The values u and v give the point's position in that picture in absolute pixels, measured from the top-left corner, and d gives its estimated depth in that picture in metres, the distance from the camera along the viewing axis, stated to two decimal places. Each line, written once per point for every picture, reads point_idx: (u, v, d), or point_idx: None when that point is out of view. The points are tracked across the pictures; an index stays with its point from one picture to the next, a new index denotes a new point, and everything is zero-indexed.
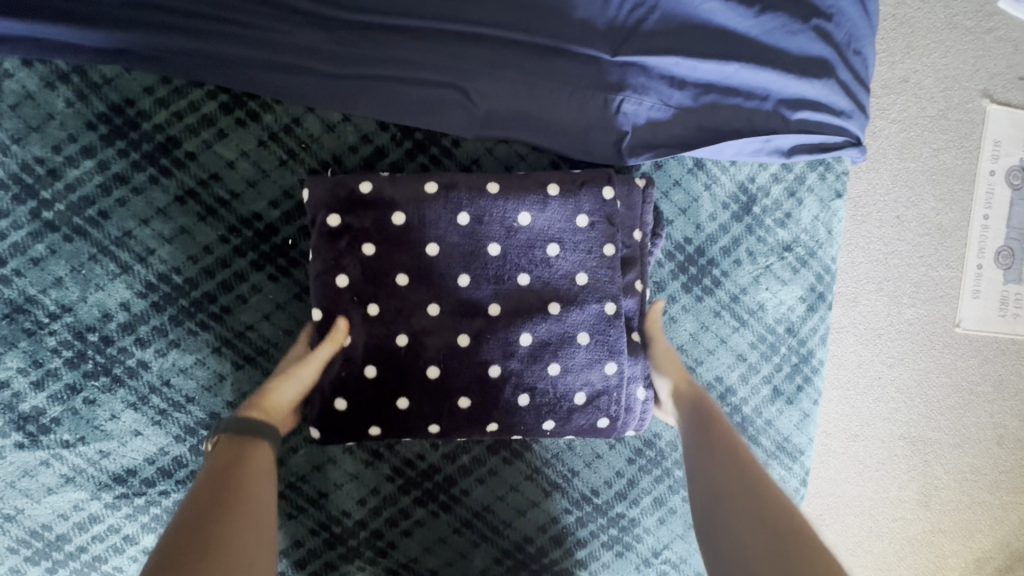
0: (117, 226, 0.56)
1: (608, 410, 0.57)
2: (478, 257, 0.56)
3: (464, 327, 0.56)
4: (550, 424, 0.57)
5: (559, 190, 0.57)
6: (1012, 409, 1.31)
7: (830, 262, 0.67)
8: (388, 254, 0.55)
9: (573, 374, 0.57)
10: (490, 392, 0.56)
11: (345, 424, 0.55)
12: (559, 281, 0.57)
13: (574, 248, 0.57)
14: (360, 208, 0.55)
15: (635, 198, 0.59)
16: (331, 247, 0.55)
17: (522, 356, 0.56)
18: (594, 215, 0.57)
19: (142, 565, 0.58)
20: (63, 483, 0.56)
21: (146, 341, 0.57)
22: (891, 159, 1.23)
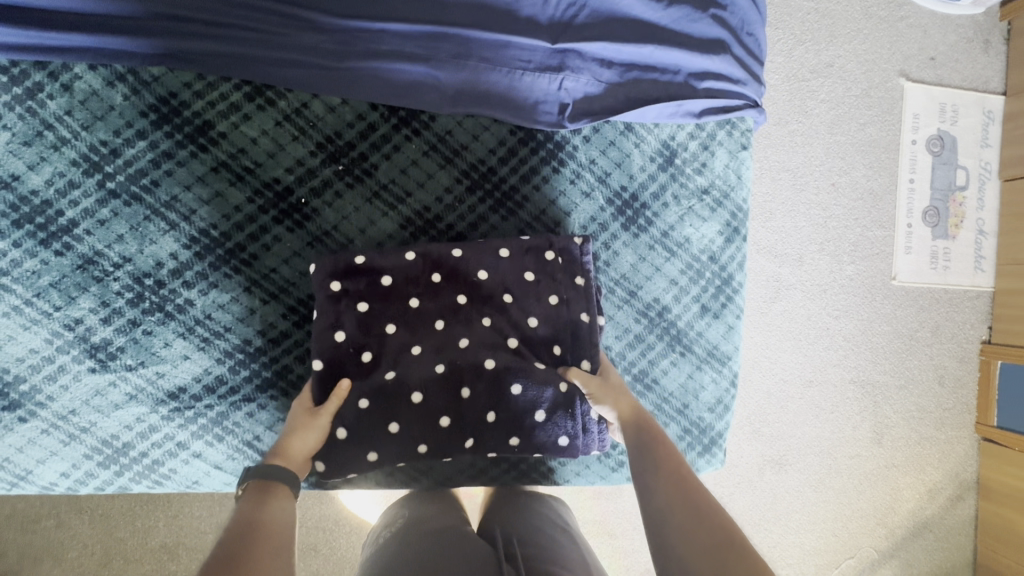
0: (166, 192, 0.71)
1: (567, 429, 0.71)
2: (449, 307, 0.72)
3: (439, 358, 0.70)
4: (516, 439, 0.71)
5: (510, 253, 0.74)
6: (948, 351, 1.50)
7: (741, 202, 0.82)
8: (377, 309, 0.71)
9: (530, 399, 0.70)
10: (466, 408, 0.70)
11: (340, 448, 0.68)
12: (517, 326, 0.73)
13: (527, 298, 0.73)
14: (355, 274, 0.71)
15: (575, 252, 0.75)
16: (333, 306, 0.69)
17: (489, 380, 0.70)
18: (538, 272, 0.74)
19: (193, 466, 0.72)
20: (128, 399, 0.70)
21: (191, 283, 0.71)
22: (824, 135, 1.43)
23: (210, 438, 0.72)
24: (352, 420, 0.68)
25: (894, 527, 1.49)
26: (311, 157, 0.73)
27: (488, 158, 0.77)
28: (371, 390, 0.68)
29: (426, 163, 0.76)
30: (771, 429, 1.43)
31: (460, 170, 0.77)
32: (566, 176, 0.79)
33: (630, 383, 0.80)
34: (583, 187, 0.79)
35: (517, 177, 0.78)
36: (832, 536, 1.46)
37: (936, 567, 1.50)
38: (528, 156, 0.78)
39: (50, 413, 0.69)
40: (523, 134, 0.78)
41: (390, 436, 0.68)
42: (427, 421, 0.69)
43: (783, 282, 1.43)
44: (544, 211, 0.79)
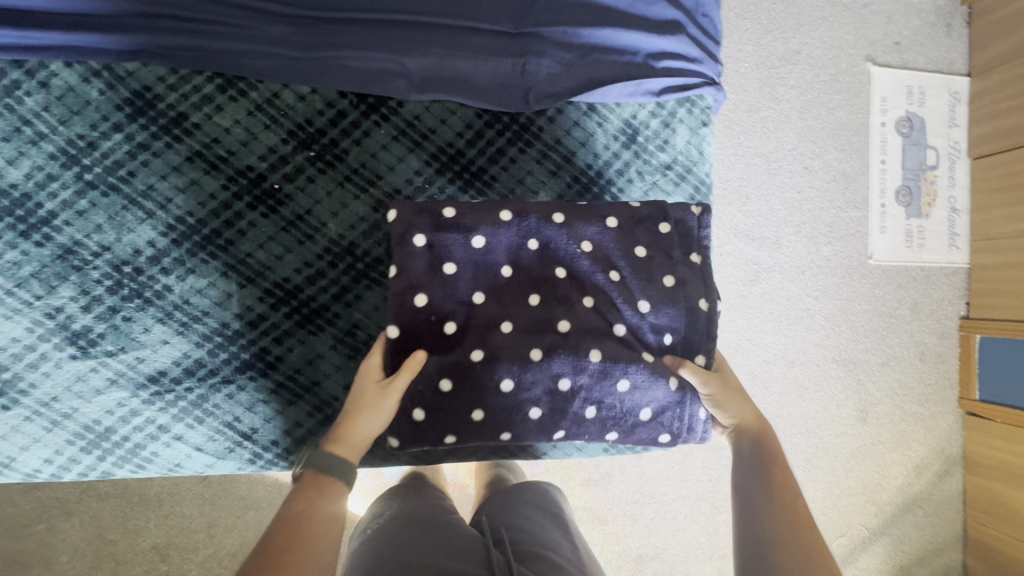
0: (143, 182, 0.73)
1: (670, 427, 0.75)
2: (547, 279, 0.74)
3: (533, 343, 0.72)
4: (613, 434, 0.75)
5: (617, 224, 0.76)
6: (927, 327, 1.53)
7: (703, 176, 0.85)
8: (459, 274, 0.72)
9: (640, 393, 0.72)
10: (558, 401, 0.72)
11: (424, 429, 0.72)
12: (625, 309, 0.74)
13: (636, 279, 0.74)
14: (441, 230, 0.72)
15: (691, 223, 0.77)
16: (416, 266, 0.71)
17: (591, 372, 0.71)
18: (648, 248, 0.75)
19: (175, 448, 0.73)
20: (109, 385, 0.72)
21: (169, 270, 0.73)
22: (795, 119, 1.47)
23: (190, 421, 0.73)
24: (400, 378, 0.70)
25: (883, 503, 1.50)
26: (283, 144, 0.76)
27: (456, 142, 0.80)
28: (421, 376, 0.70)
29: (396, 148, 0.79)
30: (756, 410, 1.45)
31: (429, 154, 0.79)
32: (532, 157, 0.81)
33: None
34: (549, 166, 0.82)
35: (484, 159, 0.81)
36: (822, 514, 1.47)
37: (927, 542, 1.51)
38: (495, 139, 0.81)
39: (33, 400, 0.71)
40: (489, 117, 0.81)
41: (473, 422, 0.72)
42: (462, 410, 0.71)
43: (761, 265, 1.45)
44: (512, 191, 0.81)
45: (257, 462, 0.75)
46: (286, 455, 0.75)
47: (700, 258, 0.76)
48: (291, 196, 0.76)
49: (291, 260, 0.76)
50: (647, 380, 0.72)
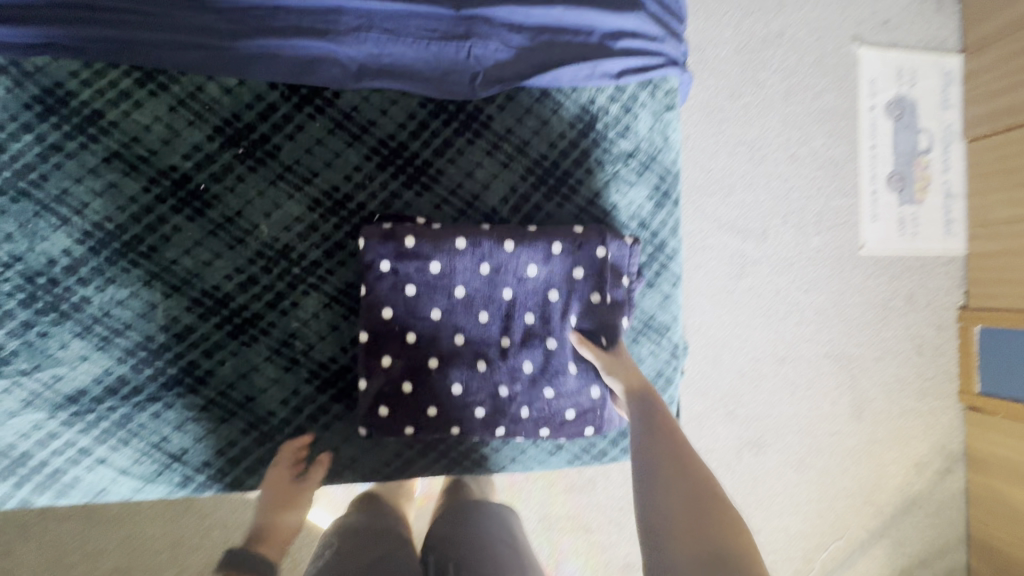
0: (56, 186, 0.67)
1: (593, 422, 0.74)
2: (493, 299, 0.71)
3: (479, 356, 0.71)
4: (546, 430, 0.74)
5: (561, 251, 0.71)
6: (924, 318, 1.46)
7: (669, 164, 0.79)
8: (422, 292, 0.69)
9: (564, 397, 0.73)
10: (501, 405, 0.72)
11: (381, 427, 0.70)
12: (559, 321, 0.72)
13: (570, 297, 0.72)
14: (402, 257, 0.68)
15: (623, 251, 0.73)
16: (376, 286, 0.68)
17: (524, 381, 0.72)
18: (586, 270, 0.71)
19: (98, 473, 0.68)
20: (24, 406, 0.66)
21: (87, 280, 0.68)
22: (780, 105, 1.40)
23: (115, 443, 0.68)
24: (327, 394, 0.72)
25: (882, 504, 1.43)
26: (209, 142, 0.70)
27: (398, 134, 0.74)
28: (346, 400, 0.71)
29: (333, 142, 0.73)
30: (746, 410, 1.38)
31: (369, 148, 0.74)
32: (482, 148, 0.76)
33: None
34: (501, 158, 0.76)
35: (430, 152, 0.75)
36: (817, 517, 1.41)
37: (928, 544, 1.45)
38: (442, 130, 0.75)
39: None
40: (434, 107, 0.75)
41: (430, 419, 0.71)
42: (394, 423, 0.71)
43: (747, 258, 1.39)
44: (461, 185, 0.75)
45: (190, 485, 0.70)
46: (221, 477, 0.70)
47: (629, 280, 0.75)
48: (218, 198, 0.70)
49: (221, 266, 0.70)
50: (576, 386, 0.73)
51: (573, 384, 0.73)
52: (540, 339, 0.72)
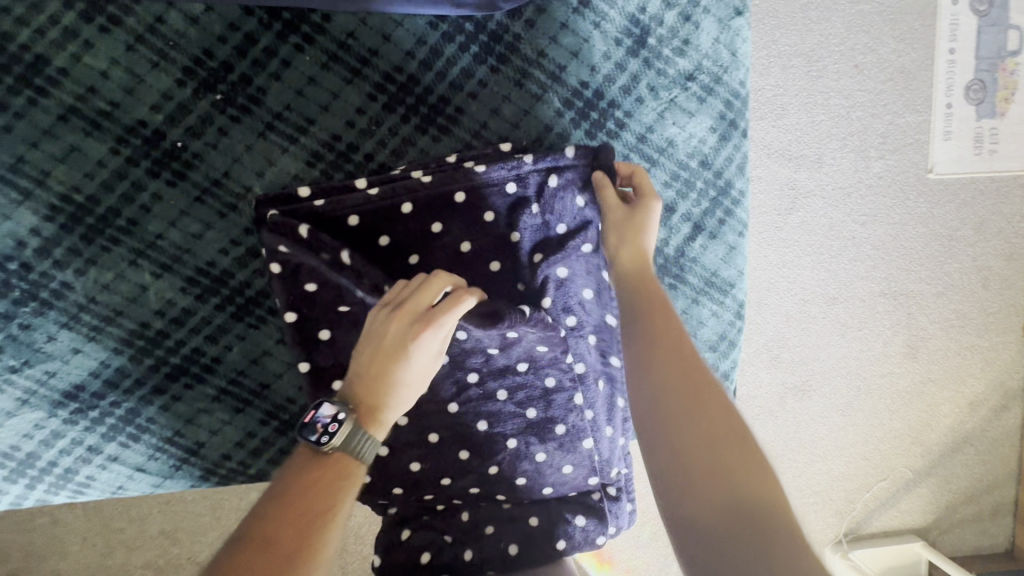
0: (9, 153, 0.57)
1: (597, 469, 0.66)
2: None
3: (460, 444, 0.62)
4: (568, 468, 0.64)
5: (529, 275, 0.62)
6: (993, 248, 1.32)
7: (737, 86, 0.64)
8: (340, 338, 0.59)
9: (558, 456, 0.64)
10: (489, 483, 0.63)
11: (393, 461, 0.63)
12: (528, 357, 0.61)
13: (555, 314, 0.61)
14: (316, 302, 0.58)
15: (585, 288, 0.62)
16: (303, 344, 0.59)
17: (513, 442, 0.63)
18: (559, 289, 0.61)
19: (112, 471, 0.63)
20: (20, 405, 0.60)
21: (65, 264, 0.59)
22: (844, 5, 1.19)
23: (125, 439, 0.62)
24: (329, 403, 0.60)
25: (931, 444, 1.38)
26: (181, 89, 0.58)
27: (406, 65, 0.60)
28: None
29: (329, 80, 0.60)
30: (792, 354, 1.30)
31: (373, 85, 0.60)
32: (509, 77, 0.62)
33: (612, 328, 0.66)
34: (533, 88, 0.62)
35: (446, 86, 0.61)
36: (862, 459, 1.36)
37: (976, 481, 1.40)
38: (459, 56, 0.61)
39: None
40: (447, 28, 0.60)
41: (440, 487, 0.63)
42: (416, 441, 0.62)
43: (801, 189, 1.24)
44: (485, 126, 0.63)
45: (211, 479, 0.64)
46: (244, 470, 0.64)
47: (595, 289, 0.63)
48: (201, 158, 0.59)
49: (214, 239, 0.60)
50: (583, 424, 0.64)
51: (573, 444, 0.64)
52: (518, 410, 0.63)
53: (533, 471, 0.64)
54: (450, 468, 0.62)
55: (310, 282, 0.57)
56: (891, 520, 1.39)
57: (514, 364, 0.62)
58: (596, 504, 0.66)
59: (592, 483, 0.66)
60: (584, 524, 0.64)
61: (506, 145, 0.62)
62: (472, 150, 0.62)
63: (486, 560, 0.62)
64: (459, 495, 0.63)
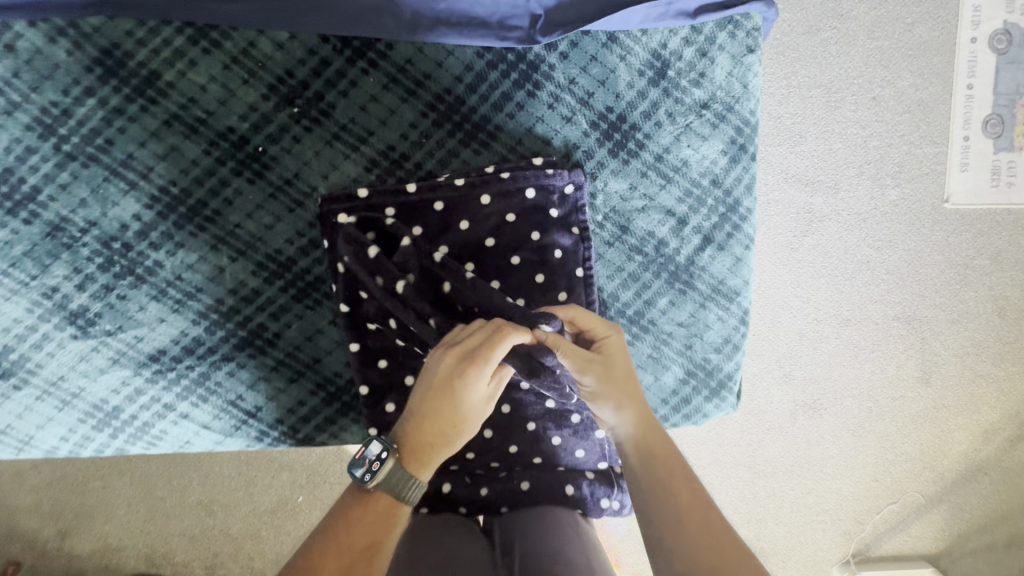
0: (122, 150, 0.68)
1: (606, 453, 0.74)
2: None
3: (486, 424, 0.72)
4: (580, 451, 0.73)
5: (546, 275, 0.70)
6: (1011, 278, 1.34)
7: (748, 115, 0.72)
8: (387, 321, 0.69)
9: (571, 439, 0.73)
10: (509, 458, 0.72)
11: None
12: None
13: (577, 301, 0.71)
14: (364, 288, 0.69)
15: (580, 283, 0.71)
16: (354, 324, 0.69)
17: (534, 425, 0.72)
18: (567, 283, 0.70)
19: (182, 426, 0.72)
20: (112, 363, 0.70)
21: (158, 244, 0.69)
22: (863, 41, 1.26)
23: (195, 399, 0.71)
24: (375, 378, 0.70)
25: (943, 470, 1.39)
26: (265, 102, 0.68)
27: (454, 88, 0.70)
28: (399, 392, 0.70)
29: (388, 98, 0.69)
30: (803, 371, 1.34)
31: (425, 103, 0.70)
32: (543, 100, 0.70)
33: (624, 326, 0.73)
34: (563, 111, 0.71)
35: (488, 107, 0.70)
36: (872, 481, 1.38)
37: (991, 511, 1.40)
38: (501, 82, 0.70)
39: (41, 380, 0.70)
40: (491, 56, 0.69)
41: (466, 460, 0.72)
42: None
43: (815, 213, 1.30)
44: (520, 142, 0.71)
45: (265, 440, 0.73)
46: (292, 433, 0.73)
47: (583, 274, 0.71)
48: (278, 162, 0.69)
49: (283, 230, 0.70)
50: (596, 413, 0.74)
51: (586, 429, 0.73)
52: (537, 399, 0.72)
53: (550, 452, 0.72)
54: (474, 442, 0.71)
55: None
56: (901, 545, 1.40)
57: None
58: (607, 472, 0.73)
59: (603, 466, 0.74)
60: (591, 480, 0.72)
61: (536, 160, 0.70)
62: (509, 162, 0.71)
63: (499, 496, 0.70)
64: (482, 467, 0.72)
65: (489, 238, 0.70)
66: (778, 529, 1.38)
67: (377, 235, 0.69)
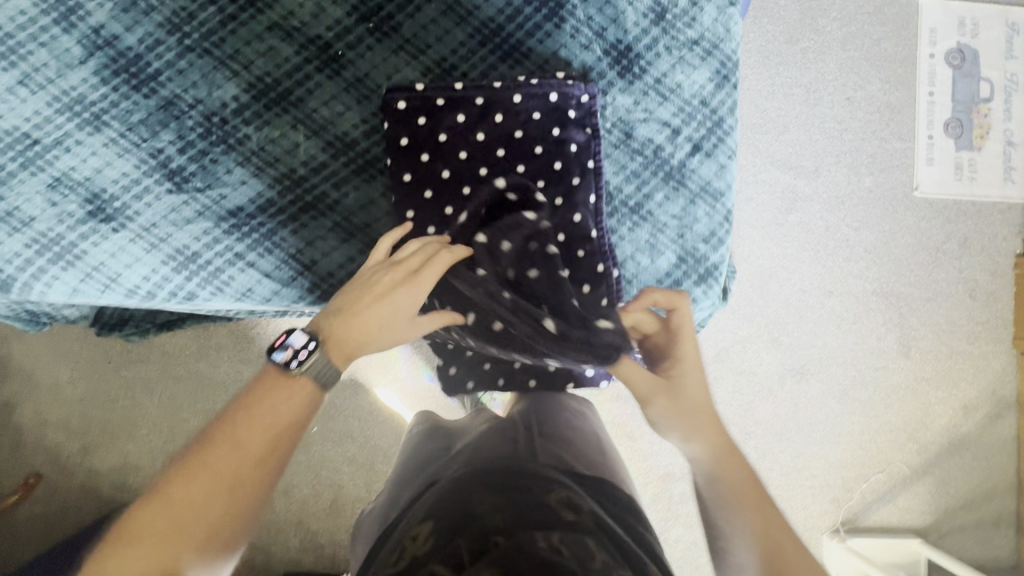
0: (231, 47, 0.85)
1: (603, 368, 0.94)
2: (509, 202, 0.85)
3: None
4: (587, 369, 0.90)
5: (565, 165, 0.85)
6: (978, 263, 1.48)
7: (730, 53, 0.89)
8: (436, 195, 0.84)
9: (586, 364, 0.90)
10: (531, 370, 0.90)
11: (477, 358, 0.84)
12: (568, 226, 0.85)
13: (590, 188, 0.85)
14: (417, 166, 0.84)
15: (592, 173, 0.85)
16: (408, 195, 0.84)
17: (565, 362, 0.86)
18: (583, 171, 0.85)
19: (247, 274, 0.85)
20: (197, 215, 0.84)
21: (249, 121, 0.85)
22: (837, 51, 1.47)
23: (261, 250, 0.85)
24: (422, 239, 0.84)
25: (927, 442, 1.45)
26: (348, 18, 0.86)
27: (497, 17, 0.88)
28: None
29: (444, 22, 0.87)
30: (791, 338, 1.44)
31: (474, 27, 0.88)
32: (567, 32, 0.88)
33: (625, 213, 0.87)
34: (582, 40, 0.88)
35: (523, 34, 0.88)
36: (858, 449, 1.44)
37: (976, 488, 1.46)
38: (534, 15, 0.88)
39: (136, 225, 0.84)
40: None
41: None
42: None
43: (799, 194, 1.46)
44: (547, 62, 0.88)
45: (314, 292, 0.86)
46: (339, 286, 0.86)
47: (595, 166, 0.86)
48: (354, 64, 0.86)
49: (351, 117, 0.86)
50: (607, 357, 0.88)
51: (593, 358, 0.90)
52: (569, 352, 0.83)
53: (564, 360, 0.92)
54: None
55: (422, 153, 0.84)
56: (889, 517, 1.44)
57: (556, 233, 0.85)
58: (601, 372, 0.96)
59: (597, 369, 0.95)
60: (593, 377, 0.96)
61: (558, 73, 0.87)
62: (537, 75, 0.88)
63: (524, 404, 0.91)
64: None
65: (518, 130, 0.85)
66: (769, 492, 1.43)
67: (430, 120, 0.84)
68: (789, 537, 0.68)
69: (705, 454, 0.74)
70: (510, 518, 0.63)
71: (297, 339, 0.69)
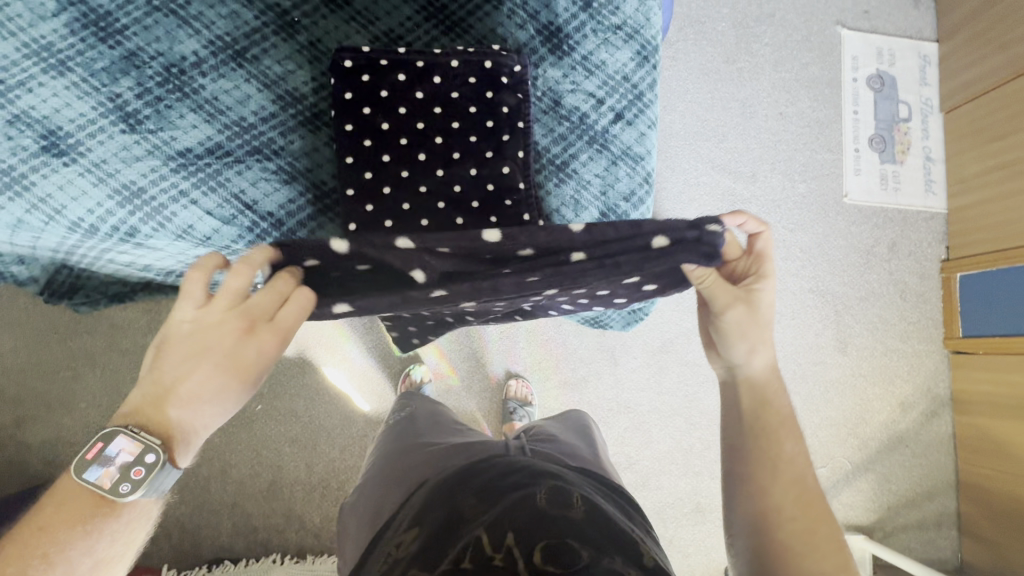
0: (196, 8, 0.93)
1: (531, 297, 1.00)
2: (444, 155, 0.92)
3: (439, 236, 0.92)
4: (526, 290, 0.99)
5: (496, 124, 0.93)
6: (906, 266, 1.57)
7: (650, 38, 1.00)
8: (374, 145, 0.91)
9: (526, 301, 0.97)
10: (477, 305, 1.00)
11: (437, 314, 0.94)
12: (497, 177, 0.92)
13: (519, 145, 0.93)
14: (359, 117, 0.91)
15: (521, 132, 0.93)
16: (348, 142, 0.90)
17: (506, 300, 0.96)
18: (512, 130, 0.93)
19: (190, 211, 0.89)
20: (147, 154, 0.89)
21: (207, 73, 0.92)
22: (770, 72, 1.62)
23: (205, 189, 0.90)
24: (359, 184, 0.90)
25: (868, 438, 1.49)
26: None
27: None
28: (377, 198, 0.90)
29: None
30: None
31: (420, 4, 0.97)
32: (503, 12, 0.98)
33: (551, 171, 0.96)
34: (518, 20, 0.98)
35: (464, 12, 0.97)
36: None
37: (916, 485, 1.49)
38: None
39: (87, 160, 0.88)
40: None
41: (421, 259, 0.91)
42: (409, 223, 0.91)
43: (737, 197, 1.56)
44: (485, 38, 0.98)
45: (254, 231, 0.91)
46: (280, 225, 0.92)
47: (525, 127, 0.93)
48: (308, 31, 0.95)
49: (303, 75, 0.94)
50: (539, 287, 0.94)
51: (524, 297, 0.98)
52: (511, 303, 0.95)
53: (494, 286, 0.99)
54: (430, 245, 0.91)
55: (364, 106, 0.91)
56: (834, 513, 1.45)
57: (485, 184, 0.92)
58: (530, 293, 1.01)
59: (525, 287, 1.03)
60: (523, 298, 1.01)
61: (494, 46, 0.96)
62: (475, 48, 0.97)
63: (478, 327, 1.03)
64: None
65: (454, 92, 0.93)
66: (713, 483, 1.45)
67: (374, 78, 0.91)
68: (794, 451, 0.72)
69: (763, 366, 0.77)
70: (499, 518, 0.68)
71: (121, 447, 0.58)
